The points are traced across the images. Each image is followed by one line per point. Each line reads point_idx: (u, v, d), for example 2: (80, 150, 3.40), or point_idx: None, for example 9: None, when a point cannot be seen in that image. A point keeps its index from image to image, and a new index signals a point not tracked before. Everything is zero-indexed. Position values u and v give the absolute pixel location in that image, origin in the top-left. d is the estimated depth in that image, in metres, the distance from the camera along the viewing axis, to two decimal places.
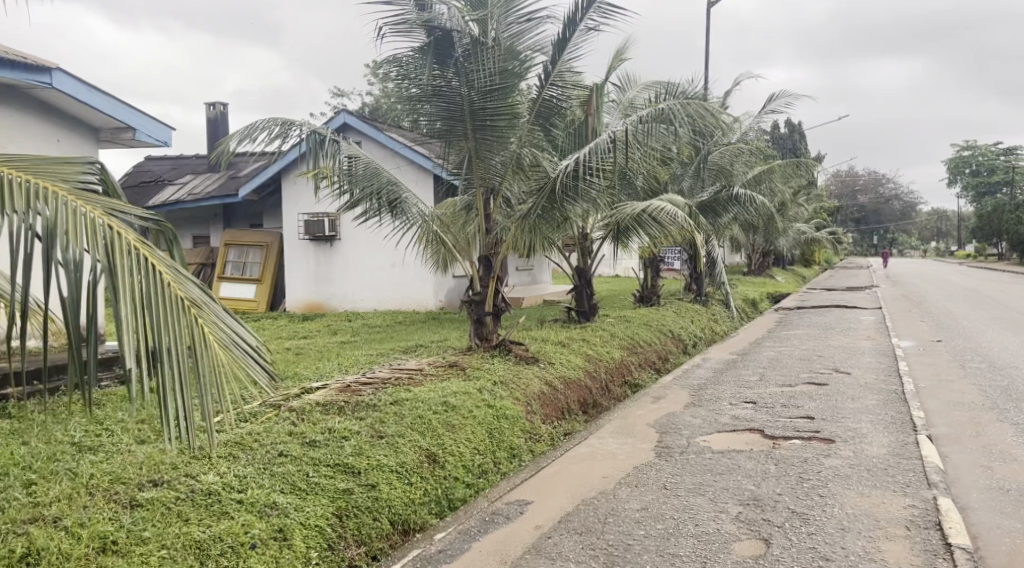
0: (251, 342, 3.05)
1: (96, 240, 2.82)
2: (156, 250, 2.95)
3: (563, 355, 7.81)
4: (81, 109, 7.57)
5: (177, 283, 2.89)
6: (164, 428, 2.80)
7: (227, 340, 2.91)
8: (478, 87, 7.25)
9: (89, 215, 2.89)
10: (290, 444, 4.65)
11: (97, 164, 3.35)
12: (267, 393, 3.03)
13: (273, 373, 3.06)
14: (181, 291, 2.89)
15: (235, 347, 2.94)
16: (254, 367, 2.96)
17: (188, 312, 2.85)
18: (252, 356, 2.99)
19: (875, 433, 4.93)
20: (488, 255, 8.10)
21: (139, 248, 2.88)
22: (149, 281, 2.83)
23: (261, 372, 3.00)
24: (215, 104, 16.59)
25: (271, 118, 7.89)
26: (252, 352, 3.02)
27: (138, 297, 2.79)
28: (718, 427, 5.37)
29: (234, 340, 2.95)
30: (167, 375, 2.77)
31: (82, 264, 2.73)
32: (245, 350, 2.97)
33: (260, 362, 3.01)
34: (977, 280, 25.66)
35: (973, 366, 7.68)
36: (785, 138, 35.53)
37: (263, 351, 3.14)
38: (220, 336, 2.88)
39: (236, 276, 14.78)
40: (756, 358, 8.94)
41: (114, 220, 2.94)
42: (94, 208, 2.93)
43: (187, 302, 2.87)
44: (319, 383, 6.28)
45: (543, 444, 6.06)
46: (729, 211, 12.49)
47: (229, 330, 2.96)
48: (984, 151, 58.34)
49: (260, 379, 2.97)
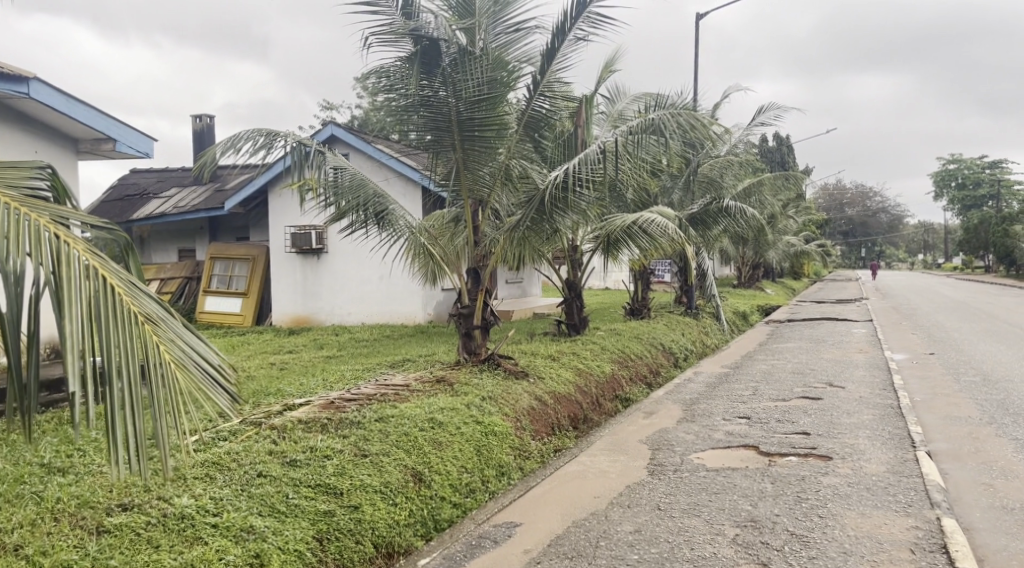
0: (213, 362, 2.90)
1: (41, 249, 2.67)
2: (107, 261, 2.81)
3: (552, 369, 7.67)
4: (58, 120, 7.42)
5: (131, 297, 2.74)
6: (113, 454, 2.64)
7: (186, 359, 2.76)
8: (465, 97, 7.12)
9: (35, 222, 2.73)
10: (269, 464, 4.49)
11: (47, 169, 3.28)
12: (229, 416, 2.87)
13: (236, 395, 2.90)
14: (134, 304, 2.74)
15: (194, 365, 2.79)
16: (214, 389, 2.81)
17: (143, 329, 2.70)
18: (212, 377, 2.83)
19: (874, 450, 4.80)
20: (476, 267, 7.97)
21: (89, 258, 2.73)
22: (100, 294, 2.68)
23: (222, 394, 2.84)
24: (200, 116, 16.43)
25: (256, 129, 7.72)
26: (214, 372, 2.86)
27: (87, 311, 2.64)
28: (712, 444, 5.23)
29: (193, 358, 2.80)
30: (116, 397, 2.61)
31: (24, 275, 2.59)
32: (205, 370, 2.81)
33: (222, 383, 2.86)
34: (965, 292, 25.70)
35: (968, 380, 7.57)
36: (772, 151, 35.65)
37: (226, 371, 2.98)
38: (176, 354, 2.73)
39: (221, 289, 14.58)
40: (748, 371, 8.82)
41: (62, 228, 2.79)
42: (40, 215, 2.77)
43: (141, 316, 2.73)
44: (302, 399, 6.11)
45: (532, 461, 5.91)
46: (719, 223, 12.41)
47: (188, 348, 2.81)
48: (970, 165, 58.80)
49: (221, 401, 2.81)
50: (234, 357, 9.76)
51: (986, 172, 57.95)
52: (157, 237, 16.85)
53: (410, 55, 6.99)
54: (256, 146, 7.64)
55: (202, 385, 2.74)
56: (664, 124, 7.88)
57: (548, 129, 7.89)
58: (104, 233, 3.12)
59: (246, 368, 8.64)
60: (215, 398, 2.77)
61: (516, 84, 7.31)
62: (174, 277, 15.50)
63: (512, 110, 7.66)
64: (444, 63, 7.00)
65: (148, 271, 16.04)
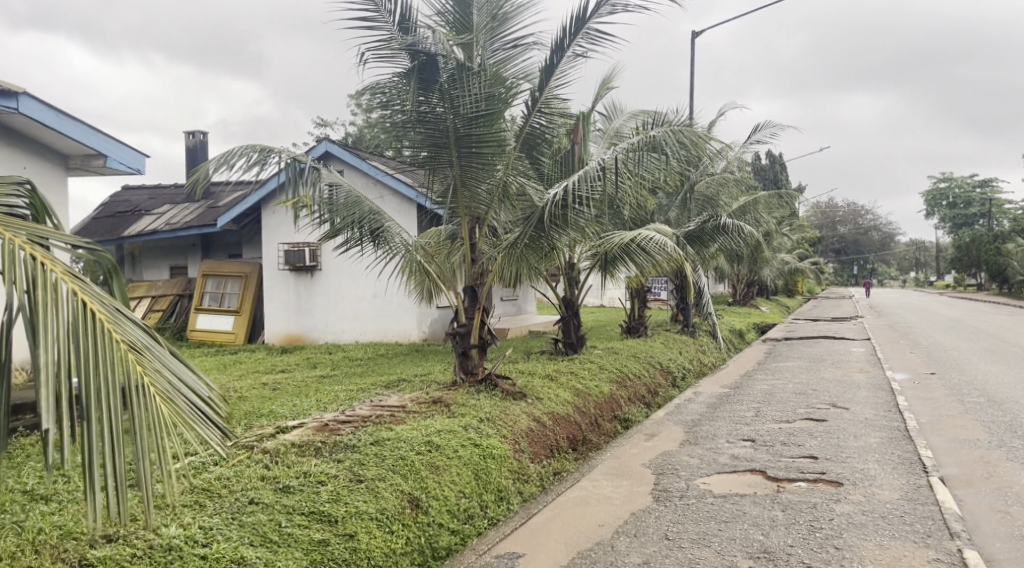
0: (201, 394, 2.75)
1: (15, 273, 2.53)
2: (88, 284, 2.66)
3: (550, 389, 7.52)
4: (48, 136, 7.29)
5: (113, 325, 2.60)
6: (89, 490, 2.49)
7: (172, 392, 2.61)
8: (463, 114, 7.01)
9: (11, 244, 2.59)
10: (261, 491, 4.33)
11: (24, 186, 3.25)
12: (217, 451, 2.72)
13: (226, 430, 2.75)
14: (117, 332, 2.59)
15: (181, 397, 2.64)
16: (202, 423, 2.66)
17: (126, 358, 2.56)
18: (201, 410, 2.68)
19: (886, 475, 4.67)
20: (473, 285, 7.83)
21: (67, 282, 2.58)
22: (79, 321, 2.53)
23: (211, 428, 2.69)
24: (193, 133, 16.33)
25: (249, 145, 7.60)
26: (202, 405, 2.72)
27: (66, 340, 2.50)
28: (718, 468, 5.09)
29: (180, 390, 2.65)
30: (94, 431, 2.46)
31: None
32: (192, 402, 2.66)
33: (210, 417, 2.71)
34: (959, 310, 25.67)
35: (972, 401, 7.45)
36: (765, 168, 35.71)
37: (215, 402, 2.83)
38: (163, 386, 2.59)
39: (213, 307, 14.41)
40: (748, 391, 8.69)
41: (40, 250, 2.65)
42: (16, 236, 2.63)
43: (124, 345, 2.58)
44: (295, 421, 5.96)
45: (532, 486, 5.78)
46: (715, 240, 12.33)
47: (175, 379, 2.66)
48: (960, 183, 59.13)
49: (210, 436, 2.66)
50: (225, 376, 9.58)
51: (977, 191, 58.30)
52: (149, 254, 16.68)
53: (407, 70, 6.88)
54: (250, 162, 7.51)
55: (188, 419, 2.59)
56: (664, 141, 7.84)
57: (546, 146, 7.82)
58: (84, 252, 2.98)
59: (237, 388, 8.46)
60: (203, 433, 2.62)
61: (514, 100, 7.22)
62: (166, 295, 15.33)
63: (510, 127, 7.57)
64: (441, 78, 6.88)
65: (139, 289, 15.86)
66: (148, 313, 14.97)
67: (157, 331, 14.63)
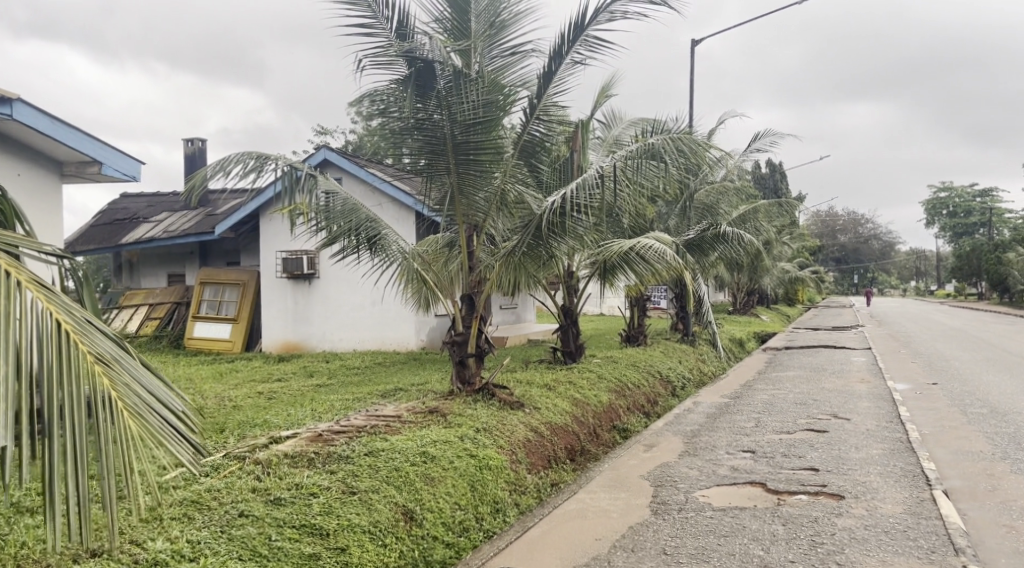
0: (174, 408, 2.66)
1: None
2: (58, 293, 2.59)
3: (548, 399, 7.43)
4: (43, 142, 7.23)
5: (81, 336, 2.52)
6: (51, 509, 2.41)
7: (141, 407, 2.53)
8: (460, 121, 6.96)
9: None
10: (252, 503, 4.25)
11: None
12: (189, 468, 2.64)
13: (199, 446, 2.67)
14: (85, 345, 2.51)
15: (151, 412, 2.56)
16: (173, 439, 2.58)
17: (93, 371, 2.48)
18: (172, 425, 2.60)
19: (888, 488, 4.59)
20: (471, 293, 7.71)
21: (34, 292, 2.51)
22: (44, 333, 2.45)
23: (182, 444, 2.60)
24: (192, 140, 16.28)
25: (246, 152, 7.54)
26: (174, 420, 2.63)
27: (29, 353, 2.43)
28: (718, 480, 5.01)
29: (150, 405, 2.57)
30: (57, 446, 2.41)
31: None
32: (162, 418, 2.58)
33: (182, 433, 2.62)
34: (960, 320, 25.57)
35: (976, 412, 7.36)
36: (766, 178, 35.67)
37: (189, 418, 2.75)
38: (131, 401, 2.51)
39: (210, 315, 14.34)
40: (749, 401, 8.60)
41: (7, 257, 2.58)
42: None
43: (91, 357, 2.50)
44: (289, 431, 5.88)
45: (528, 498, 5.70)
46: (715, 249, 12.25)
47: (145, 393, 2.59)
48: (960, 193, 59.12)
49: (182, 453, 2.58)
50: (221, 385, 9.49)
51: (977, 200, 58.30)
52: (146, 262, 16.62)
53: (403, 77, 6.84)
54: (246, 169, 7.45)
55: (158, 436, 2.52)
56: (663, 148, 7.73)
57: (545, 153, 7.76)
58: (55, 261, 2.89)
59: (232, 397, 8.37)
60: (173, 449, 2.54)
61: (512, 108, 7.16)
62: (163, 302, 15.27)
63: (508, 134, 7.51)
64: (438, 85, 6.83)
65: (137, 296, 15.79)
66: (145, 321, 14.90)
67: (154, 339, 14.54)
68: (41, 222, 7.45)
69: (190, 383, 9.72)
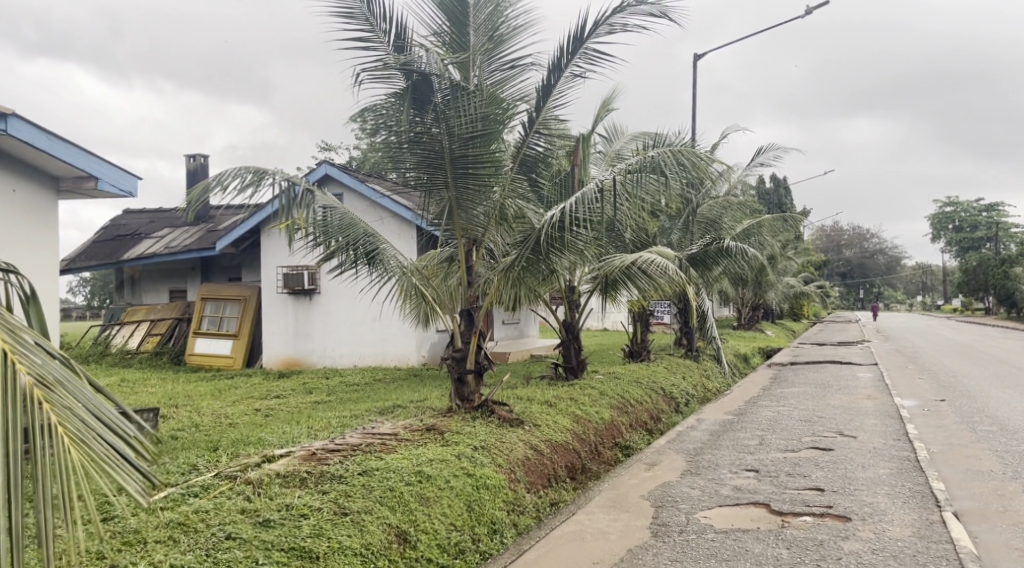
0: (126, 434, 2.38)
1: None
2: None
3: (548, 416, 7.30)
4: (39, 158, 7.18)
5: (16, 356, 2.25)
6: None
7: (84, 432, 2.25)
8: (458, 134, 6.87)
9: None
10: (240, 525, 4.13)
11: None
12: (142, 500, 2.34)
13: (150, 475, 2.37)
14: (22, 365, 2.25)
15: (96, 439, 2.26)
16: (121, 468, 2.28)
17: (30, 396, 2.21)
18: (120, 451, 2.31)
19: (896, 510, 4.45)
20: (469, 308, 7.60)
21: None
22: None
23: (132, 474, 2.31)
24: (195, 156, 16.27)
25: (243, 166, 7.47)
26: (123, 447, 2.33)
27: None
28: (720, 501, 4.87)
29: (97, 431, 2.29)
30: None
31: None
32: (110, 443, 2.29)
33: (133, 461, 2.33)
34: (968, 335, 25.33)
35: (985, 430, 7.21)
36: (770, 192, 35.56)
37: (142, 446, 2.45)
38: (73, 426, 2.23)
39: (211, 331, 14.23)
40: (753, 418, 8.45)
41: None
42: None
43: (30, 380, 2.24)
44: (283, 450, 5.76)
45: (528, 518, 5.58)
46: (719, 264, 12.14)
47: (91, 417, 2.31)
48: (966, 208, 58.91)
49: (131, 484, 2.28)
50: (219, 401, 9.38)
51: (982, 215, 58.13)
52: (147, 278, 16.57)
53: (401, 91, 6.77)
54: (243, 183, 7.36)
55: (103, 463, 2.22)
56: (664, 161, 7.64)
57: (545, 168, 7.68)
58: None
59: (228, 414, 8.26)
60: (120, 480, 2.24)
61: (511, 122, 7.10)
62: (164, 318, 15.20)
63: (507, 148, 7.44)
64: (436, 98, 6.75)
65: (138, 312, 15.74)
66: (146, 337, 14.81)
67: (154, 355, 14.46)
68: (37, 238, 7.39)
69: (188, 399, 9.63)
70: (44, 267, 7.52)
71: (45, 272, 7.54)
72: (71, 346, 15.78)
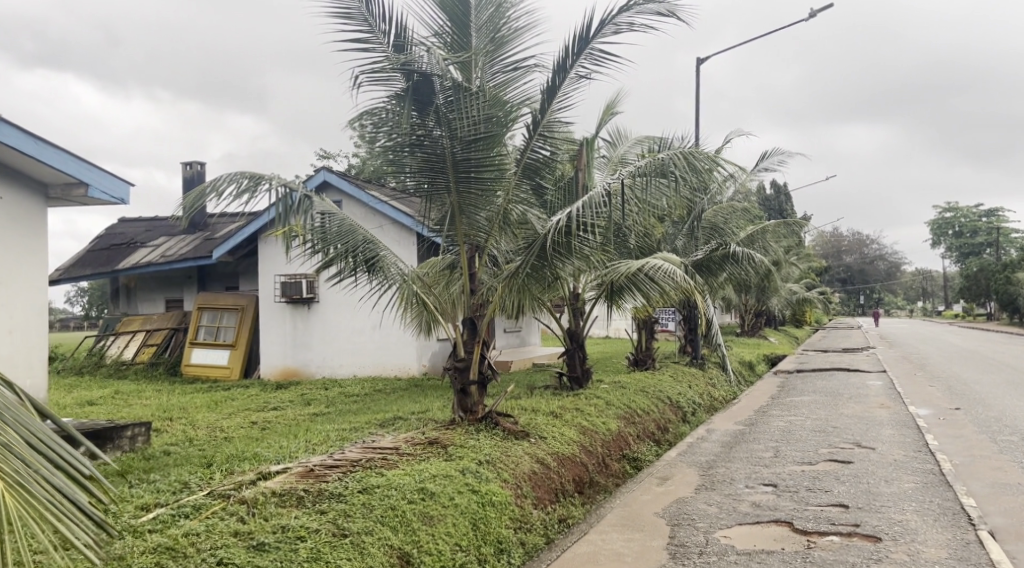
0: (79, 473, 2.13)
1: None
2: None
3: (554, 428, 7.05)
4: (26, 164, 6.95)
5: None
6: None
7: (26, 476, 1.99)
8: (461, 137, 6.66)
9: None
10: (233, 550, 3.92)
11: None
12: (91, 552, 2.08)
13: (104, 522, 2.13)
14: None
15: (39, 483, 2.00)
16: (70, 517, 2.02)
17: None
18: (69, 495, 2.05)
19: (929, 529, 4.21)
20: (472, 317, 7.37)
21: None
22: None
23: (82, 523, 2.05)
24: (191, 163, 16.07)
25: (239, 172, 7.24)
26: (72, 492, 2.08)
27: None
28: (739, 519, 4.64)
29: (39, 473, 2.02)
30: None
31: None
32: (55, 488, 2.03)
33: (86, 508, 2.08)
34: (972, 341, 25.09)
35: (1006, 440, 6.97)
36: (771, 199, 35.45)
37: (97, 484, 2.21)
38: (11, 468, 1.97)
39: (208, 341, 13.98)
40: (765, 428, 8.20)
41: None
42: None
43: None
44: (280, 466, 5.51)
45: (535, 536, 5.35)
46: (724, 270, 11.93)
47: (34, 456, 2.04)
48: (966, 213, 58.82)
49: (79, 532, 2.02)
50: (215, 414, 9.12)
51: (983, 220, 58.04)
52: (144, 288, 16.34)
53: (401, 93, 6.56)
54: (240, 189, 7.14)
55: (47, 512, 1.97)
56: (673, 163, 7.37)
57: (548, 172, 7.44)
58: None
59: (224, 427, 8.01)
60: (67, 529, 1.98)
61: (513, 125, 6.88)
62: (161, 328, 14.96)
63: (510, 152, 7.21)
64: (437, 100, 6.56)
65: (134, 322, 15.50)
66: (142, 347, 14.56)
67: (150, 365, 14.21)
68: (24, 248, 7.16)
69: (183, 412, 9.36)
70: (33, 278, 7.28)
71: (34, 282, 7.29)
72: (66, 357, 15.54)
